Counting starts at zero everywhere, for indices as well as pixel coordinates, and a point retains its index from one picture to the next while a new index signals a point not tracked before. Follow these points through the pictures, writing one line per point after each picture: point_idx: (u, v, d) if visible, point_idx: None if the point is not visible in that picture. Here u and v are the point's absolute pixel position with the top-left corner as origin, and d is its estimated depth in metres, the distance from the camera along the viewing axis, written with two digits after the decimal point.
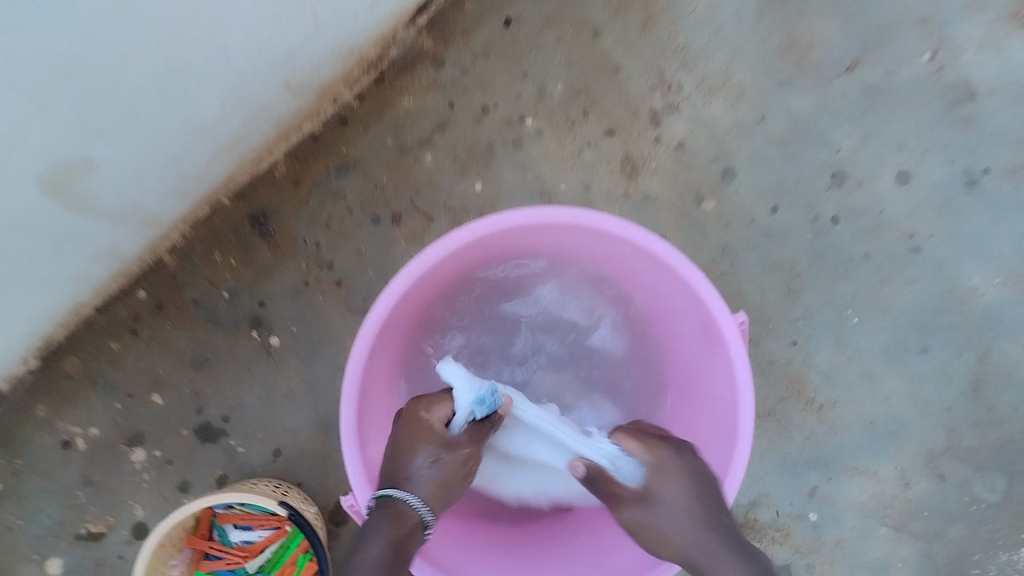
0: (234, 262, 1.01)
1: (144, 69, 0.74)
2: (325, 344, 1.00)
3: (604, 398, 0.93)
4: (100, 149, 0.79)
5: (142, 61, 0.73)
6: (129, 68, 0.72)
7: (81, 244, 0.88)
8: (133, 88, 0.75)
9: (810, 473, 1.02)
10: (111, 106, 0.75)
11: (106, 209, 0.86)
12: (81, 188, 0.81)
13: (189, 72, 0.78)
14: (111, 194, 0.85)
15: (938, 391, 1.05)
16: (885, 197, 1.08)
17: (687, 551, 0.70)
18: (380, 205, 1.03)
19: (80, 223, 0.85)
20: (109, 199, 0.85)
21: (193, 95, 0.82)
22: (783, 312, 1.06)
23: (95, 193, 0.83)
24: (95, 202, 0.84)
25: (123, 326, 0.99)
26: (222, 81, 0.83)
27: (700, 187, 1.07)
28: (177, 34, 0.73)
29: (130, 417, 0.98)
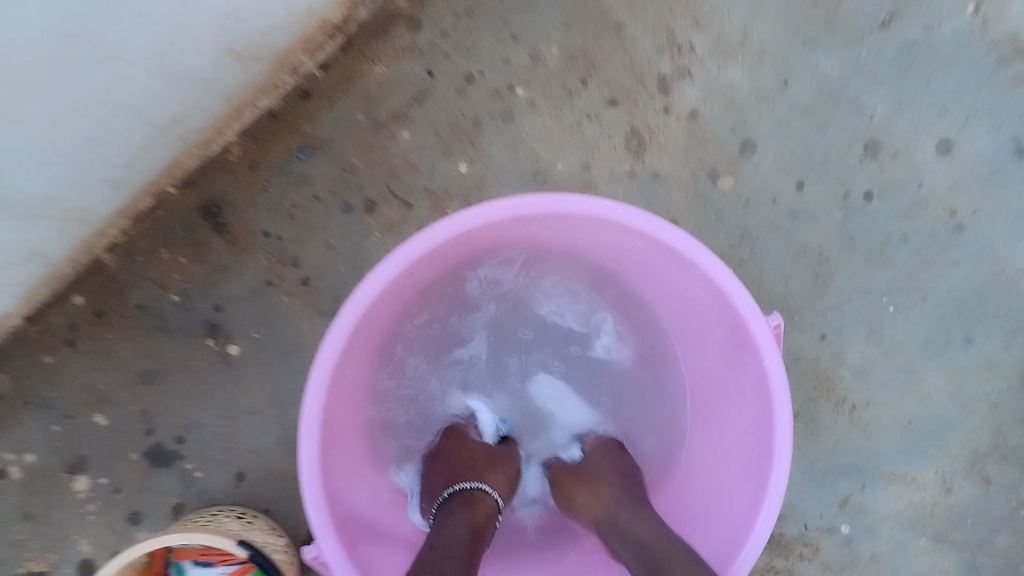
0: (183, 260, 0.88)
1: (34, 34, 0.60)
2: (292, 352, 0.88)
3: (606, 414, 0.83)
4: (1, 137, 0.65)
5: (35, 25, 0.59)
6: (20, 35, 0.59)
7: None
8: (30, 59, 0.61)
9: (840, 481, 0.92)
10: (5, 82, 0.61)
11: (18, 206, 0.73)
12: None
13: (100, 36, 0.64)
14: (17, 186, 0.71)
15: (983, 386, 0.93)
16: (925, 169, 0.94)
17: (600, 518, 0.66)
18: (352, 190, 0.90)
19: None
20: (21, 193, 0.72)
21: (109, 64, 0.68)
22: (810, 303, 0.93)
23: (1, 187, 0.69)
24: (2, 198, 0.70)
25: (57, 337, 0.86)
26: (145, 47, 0.69)
27: (716, 164, 0.94)
28: None
29: (71, 441, 0.86)
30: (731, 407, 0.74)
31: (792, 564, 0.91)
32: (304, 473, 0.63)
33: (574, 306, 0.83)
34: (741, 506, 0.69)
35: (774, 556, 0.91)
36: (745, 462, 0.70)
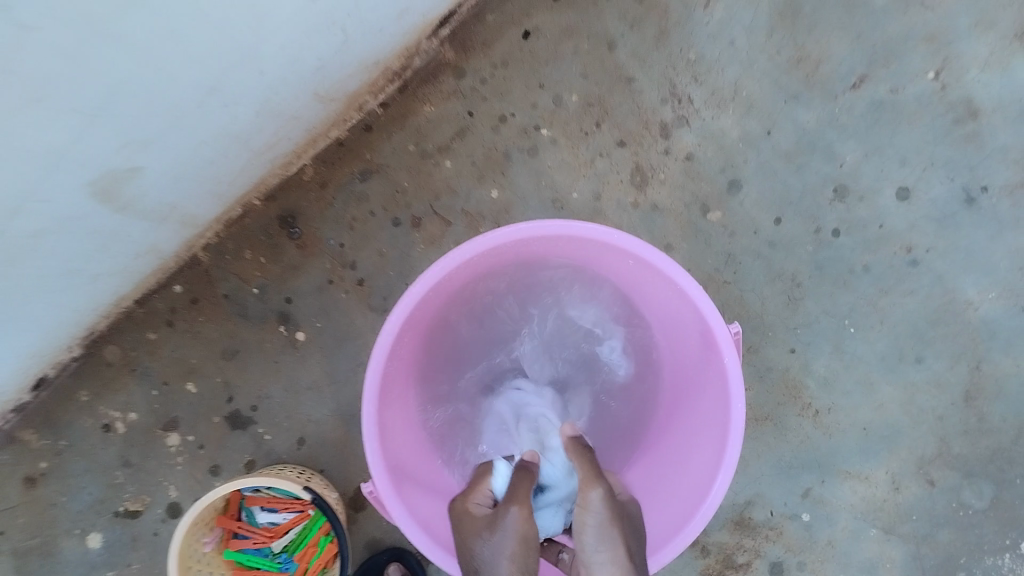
0: (263, 260, 1.07)
1: (184, 87, 0.80)
2: (348, 340, 1.07)
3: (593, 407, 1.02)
4: (147, 160, 0.85)
5: (186, 81, 0.79)
6: (175, 88, 0.79)
7: (126, 244, 0.95)
8: (177, 106, 0.81)
9: (803, 475, 1.08)
10: (160, 121, 0.82)
11: (150, 211, 0.93)
12: (130, 196, 0.88)
13: (228, 87, 0.85)
14: (151, 197, 0.91)
15: (930, 399, 1.09)
16: (886, 211, 1.12)
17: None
18: (401, 208, 1.09)
19: (126, 225, 0.92)
20: (154, 201, 0.92)
21: (230, 107, 0.88)
22: (782, 320, 1.10)
23: (141, 196, 0.89)
24: (140, 205, 0.90)
25: (159, 318, 1.06)
26: (258, 93, 0.90)
27: (707, 198, 1.12)
28: (220, 52, 0.79)
29: (165, 402, 1.05)
30: (703, 402, 0.90)
31: (759, 544, 1.07)
32: (366, 426, 0.81)
33: (578, 319, 1.01)
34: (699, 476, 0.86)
35: (743, 536, 1.07)
36: (708, 441, 0.87)
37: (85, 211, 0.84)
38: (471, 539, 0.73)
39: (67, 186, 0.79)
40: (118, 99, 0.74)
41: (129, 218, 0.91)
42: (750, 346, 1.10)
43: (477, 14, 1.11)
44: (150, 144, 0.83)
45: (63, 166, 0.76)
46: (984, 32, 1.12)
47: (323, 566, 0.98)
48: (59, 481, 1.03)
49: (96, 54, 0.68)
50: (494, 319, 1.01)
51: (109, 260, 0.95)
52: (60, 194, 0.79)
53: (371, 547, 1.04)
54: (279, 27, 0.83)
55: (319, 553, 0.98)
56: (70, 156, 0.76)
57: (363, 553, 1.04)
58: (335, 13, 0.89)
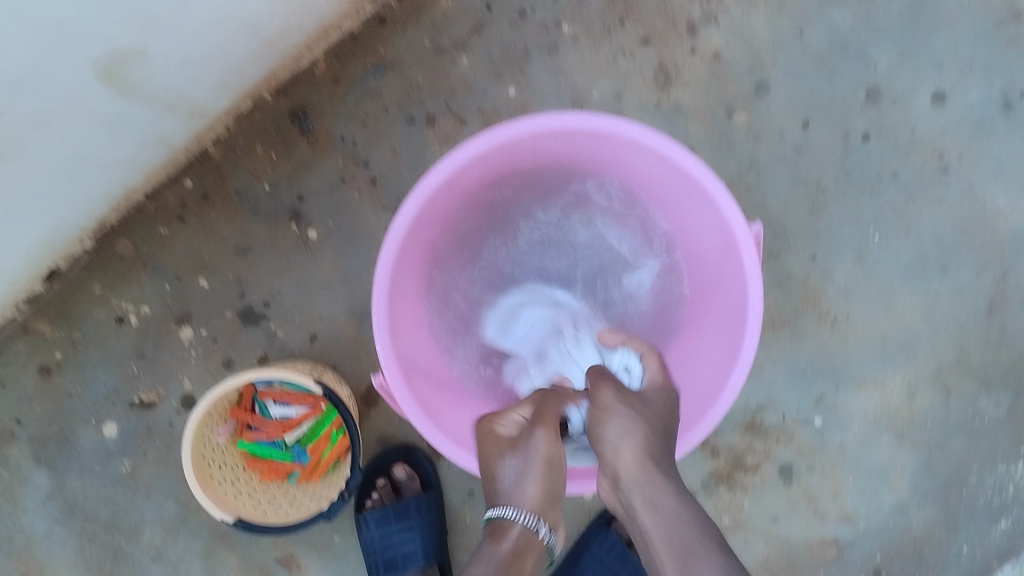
0: (275, 155, 1.05)
1: None
2: (360, 238, 1.05)
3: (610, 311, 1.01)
4: (151, 41, 0.82)
5: None
6: None
7: (135, 131, 0.93)
8: None
9: (818, 380, 1.07)
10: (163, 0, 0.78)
11: (155, 98, 0.90)
12: (134, 80, 0.85)
13: None
14: (159, 84, 0.88)
15: (953, 309, 1.07)
16: (919, 117, 1.08)
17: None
18: (416, 105, 1.06)
19: (134, 110, 0.89)
20: (159, 88, 0.89)
21: None
22: (804, 226, 1.08)
23: (146, 82, 0.87)
24: (145, 90, 0.88)
25: (171, 212, 1.05)
26: None
27: (733, 100, 1.08)
28: None
29: (178, 296, 1.05)
30: (721, 305, 0.90)
31: (769, 446, 1.06)
32: (376, 316, 0.80)
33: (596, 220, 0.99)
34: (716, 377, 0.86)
35: (754, 439, 1.06)
36: (728, 337, 0.87)
37: (88, 93, 0.82)
38: (493, 461, 0.74)
39: (67, 63, 0.77)
40: None
41: (137, 104, 0.89)
42: (771, 253, 1.08)
43: None
44: (159, 27, 0.80)
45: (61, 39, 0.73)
46: None
47: (336, 459, 0.99)
48: (74, 371, 1.04)
49: None
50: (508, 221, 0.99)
51: (118, 147, 0.93)
52: (61, 71, 0.77)
53: (383, 443, 1.05)
54: None
55: (331, 446, 0.99)
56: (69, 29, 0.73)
57: (374, 448, 1.05)
58: None
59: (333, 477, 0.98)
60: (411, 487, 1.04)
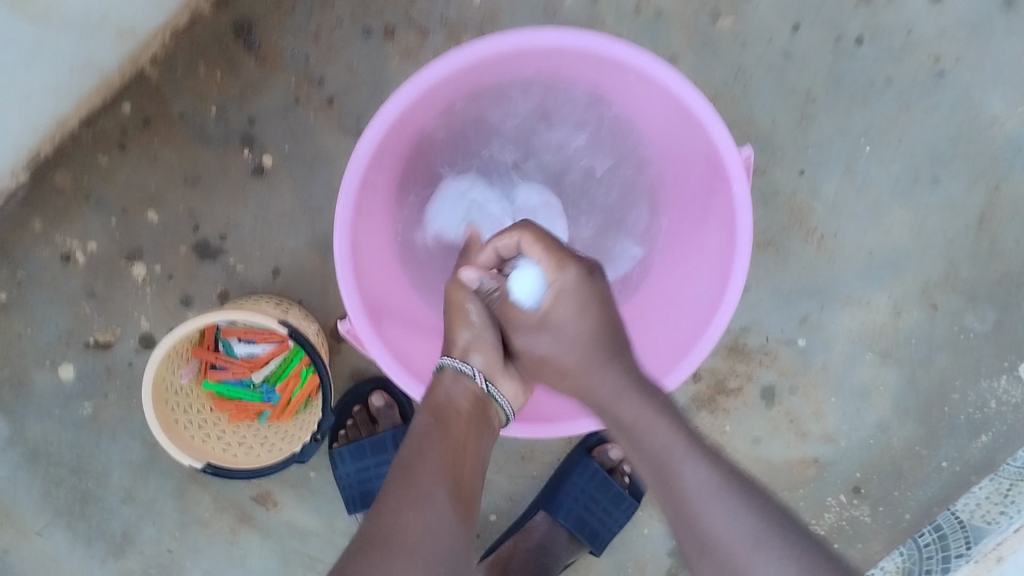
0: (219, 75, 0.97)
1: None
2: (321, 164, 0.98)
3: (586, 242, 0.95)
4: None
5: None
6: None
7: (57, 59, 0.85)
8: None
9: (802, 301, 1.04)
10: None
11: (75, 20, 0.82)
12: (44, 5, 0.77)
13: None
14: (77, 6, 0.81)
15: (941, 223, 1.03)
16: (916, 16, 1.01)
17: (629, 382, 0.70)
18: (374, 15, 0.97)
19: (51, 37, 0.82)
20: (75, 8, 0.81)
21: None
22: (792, 140, 1.02)
23: (60, 3, 0.79)
24: (60, 12, 0.80)
25: (110, 140, 0.97)
26: None
27: (718, 2, 1.00)
28: None
29: (126, 232, 0.98)
30: (707, 231, 0.86)
31: (751, 371, 1.05)
32: (338, 257, 0.75)
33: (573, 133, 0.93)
34: (701, 310, 0.83)
35: (736, 362, 1.05)
36: (713, 277, 0.82)
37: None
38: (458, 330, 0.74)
39: None
40: None
41: (54, 29, 0.81)
42: (756, 169, 1.03)
43: None
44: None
45: None
46: None
47: (307, 396, 0.96)
48: (24, 314, 0.98)
49: None
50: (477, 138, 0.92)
51: (41, 78, 0.85)
52: None
53: (356, 378, 1.02)
54: None
55: (302, 384, 0.95)
56: None
57: (347, 384, 1.02)
58: None
59: (306, 417, 0.95)
60: (388, 416, 1.02)
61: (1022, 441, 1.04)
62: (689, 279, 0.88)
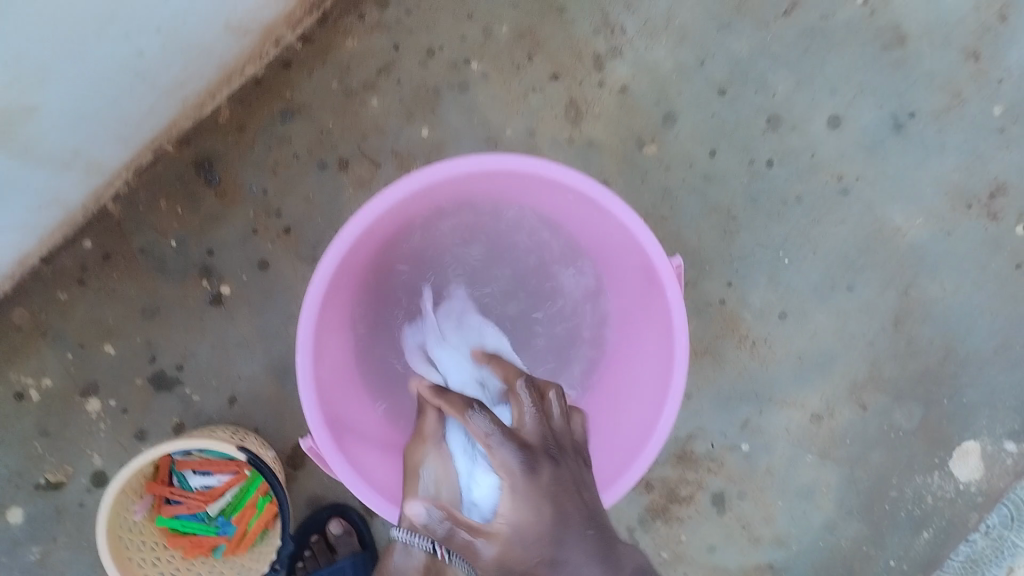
0: (180, 210, 1.00)
1: (84, 12, 0.72)
2: (276, 292, 1.01)
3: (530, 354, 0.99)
4: (43, 97, 0.76)
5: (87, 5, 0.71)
6: (75, 15, 0.71)
7: (27, 196, 0.87)
8: (76, 31, 0.73)
9: (742, 406, 1.09)
10: (53, 52, 0.73)
11: (49, 158, 0.84)
12: (24, 142, 0.79)
13: (130, 14, 0.76)
14: (49, 145, 0.83)
15: (862, 326, 1.10)
16: (817, 138, 1.10)
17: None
18: (327, 150, 1.02)
19: (23, 175, 0.83)
20: (51, 145, 0.83)
21: (133, 39, 0.80)
22: (718, 254, 1.10)
23: (38, 140, 0.81)
24: (37, 150, 0.82)
25: (69, 276, 0.98)
26: (166, 23, 0.82)
27: (643, 131, 1.09)
28: None
29: (82, 367, 0.98)
30: (647, 337, 0.91)
31: (701, 478, 1.09)
32: (301, 377, 0.78)
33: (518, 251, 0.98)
34: (648, 413, 0.87)
35: (686, 470, 1.08)
36: (655, 379, 0.88)
37: None
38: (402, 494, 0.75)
39: None
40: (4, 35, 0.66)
41: (28, 168, 0.83)
42: (689, 281, 1.10)
43: None
44: (50, 82, 0.75)
45: None
46: None
47: (264, 527, 0.95)
48: None
49: None
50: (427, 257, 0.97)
51: (9, 215, 0.87)
52: None
53: (313, 503, 1.02)
54: None
55: (259, 514, 0.95)
56: None
57: (303, 511, 1.02)
58: None
59: (262, 548, 0.94)
60: (347, 544, 1.02)
61: (960, 535, 1.09)
62: (634, 381, 0.92)
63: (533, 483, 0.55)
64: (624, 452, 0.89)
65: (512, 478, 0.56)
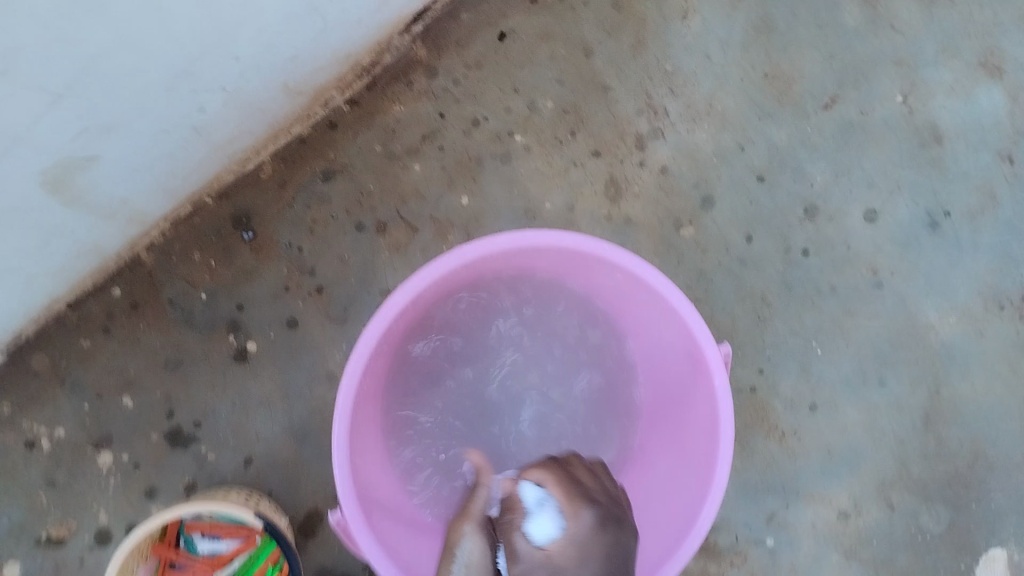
0: (213, 263, 0.98)
1: (158, 68, 0.73)
2: (302, 352, 0.98)
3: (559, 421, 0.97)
4: (104, 147, 0.77)
5: (163, 59, 0.73)
6: (148, 68, 0.72)
7: (71, 242, 0.86)
8: (147, 85, 0.74)
9: (768, 499, 1.07)
10: (124, 104, 0.74)
11: (98, 206, 0.85)
12: (79, 189, 0.80)
13: (200, 73, 0.78)
14: (103, 190, 0.83)
15: (892, 423, 1.09)
16: (852, 234, 1.10)
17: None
18: (366, 212, 1.01)
19: (72, 222, 0.83)
20: (103, 194, 0.84)
21: (198, 96, 0.81)
22: (751, 340, 1.08)
23: (92, 188, 0.81)
24: (89, 198, 0.82)
25: (95, 324, 0.96)
26: (229, 83, 0.83)
27: (680, 213, 1.09)
28: (196, 35, 0.73)
29: (98, 419, 0.95)
30: (688, 423, 0.89)
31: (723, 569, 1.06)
32: (337, 446, 0.75)
33: (554, 323, 0.98)
34: (686, 504, 0.84)
35: (708, 561, 1.06)
36: (694, 472, 0.85)
37: (31, 204, 0.76)
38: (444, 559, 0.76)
39: (18, 170, 0.71)
40: (77, 82, 0.68)
41: (76, 214, 0.83)
42: None
43: (451, 13, 1.06)
44: (118, 128, 0.77)
45: (17, 150, 0.69)
46: (950, 59, 1.12)
47: None
48: None
49: (77, 30, 0.63)
50: (462, 324, 0.96)
51: (50, 260, 0.86)
52: (9, 178, 0.71)
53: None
54: (261, 9, 0.77)
55: None
56: (27, 139, 0.68)
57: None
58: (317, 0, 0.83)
59: None
60: None
61: None
62: (671, 467, 0.90)
63: (586, 538, 0.65)
64: (660, 540, 0.86)
65: (583, 522, 0.66)
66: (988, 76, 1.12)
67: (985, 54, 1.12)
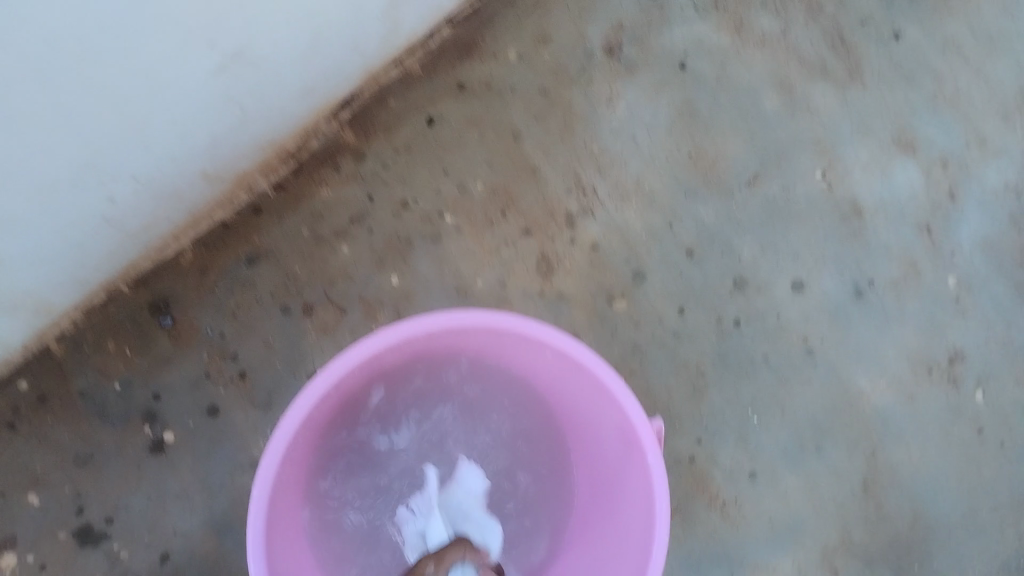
0: (129, 351, 0.97)
1: (60, 156, 0.72)
2: (223, 441, 0.96)
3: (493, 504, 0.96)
4: (4, 238, 0.76)
5: (64, 147, 0.72)
6: (48, 157, 0.71)
7: None
8: (49, 173, 0.73)
9: (712, 572, 1.05)
10: (24, 194, 0.73)
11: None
12: None
13: (106, 160, 0.77)
14: (6, 280, 0.81)
15: (830, 490, 1.08)
16: (782, 303, 1.12)
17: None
18: (293, 295, 1.00)
19: None
20: (3, 285, 0.81)
21: (105, 183, 0.80)
22: (687, 412, 1.08)
23: None
24: None
25: (0, 419, 0.94)
26: (139, 169, 0.82)
27: (612, 287, 1.09)
28: (98, 122, 0.72)
29: (2, 519, 0.93)
30: (623, 501, 0.88)
31: None
32: (251, 540, 0.74)
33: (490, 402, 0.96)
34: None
35: None
36: (629, 550, 0.84)
37: None
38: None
39: None
40: None
41: None
42: None
43: (379, 99, 1.08)
44: (18, 220, 0.75)
45: None
46: (865, 137, 1.15)
47: None
48: None
49: None
50: (395, 405, 0.94)
51: None
52: None
53: None
54: (169, 97, 0.76)
55: None
56: None
57: None
58: (232, 90, 0.83)
59: None
60: None
61: None
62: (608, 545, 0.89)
63: None
64: None
65: None
66: (902, 151, 1.15)
67: (898, 131, 1.16)
